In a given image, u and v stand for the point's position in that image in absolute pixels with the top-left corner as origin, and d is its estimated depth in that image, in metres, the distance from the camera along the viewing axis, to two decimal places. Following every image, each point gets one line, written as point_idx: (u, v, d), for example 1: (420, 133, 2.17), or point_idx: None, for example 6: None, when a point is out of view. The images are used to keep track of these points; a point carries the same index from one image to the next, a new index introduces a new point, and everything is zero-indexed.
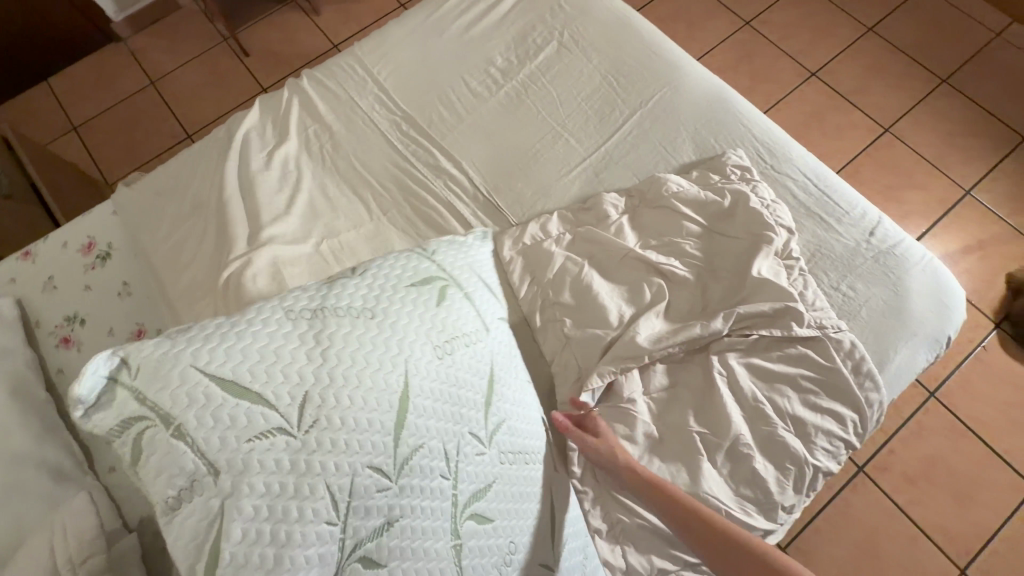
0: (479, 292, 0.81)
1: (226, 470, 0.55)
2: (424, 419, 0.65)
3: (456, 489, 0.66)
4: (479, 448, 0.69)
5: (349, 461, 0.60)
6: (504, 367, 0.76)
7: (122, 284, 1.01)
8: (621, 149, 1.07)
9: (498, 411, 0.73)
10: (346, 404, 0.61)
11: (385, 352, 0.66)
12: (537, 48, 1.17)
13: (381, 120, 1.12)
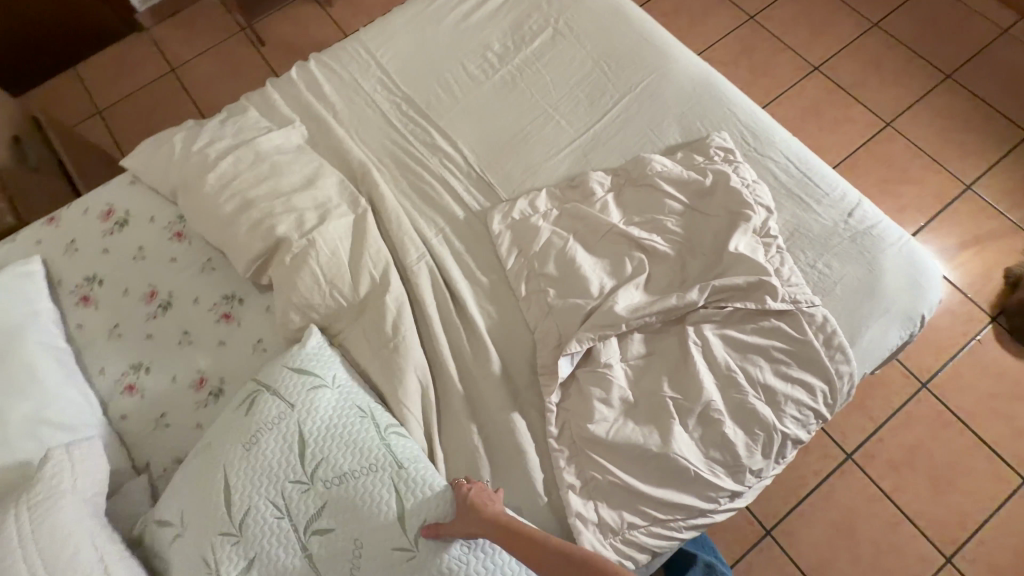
0: (287, 376, 0.85)
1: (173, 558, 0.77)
2: (244, 489, 0.77)
3: (295, 523, 0.75)
4: (302, 488, 0.77)
5: (204, 534, 0.75)
6: (315, 421, 0.80)
7: (138, 249, 1.08)
8: (609, 130, 1.11)
9: (314, 454, 0.78)
10: (199, 501, 0.78)
11: (217, 455, 0.80)
12: (533, 35, 1.21)
13: (382, 102, 1.18)
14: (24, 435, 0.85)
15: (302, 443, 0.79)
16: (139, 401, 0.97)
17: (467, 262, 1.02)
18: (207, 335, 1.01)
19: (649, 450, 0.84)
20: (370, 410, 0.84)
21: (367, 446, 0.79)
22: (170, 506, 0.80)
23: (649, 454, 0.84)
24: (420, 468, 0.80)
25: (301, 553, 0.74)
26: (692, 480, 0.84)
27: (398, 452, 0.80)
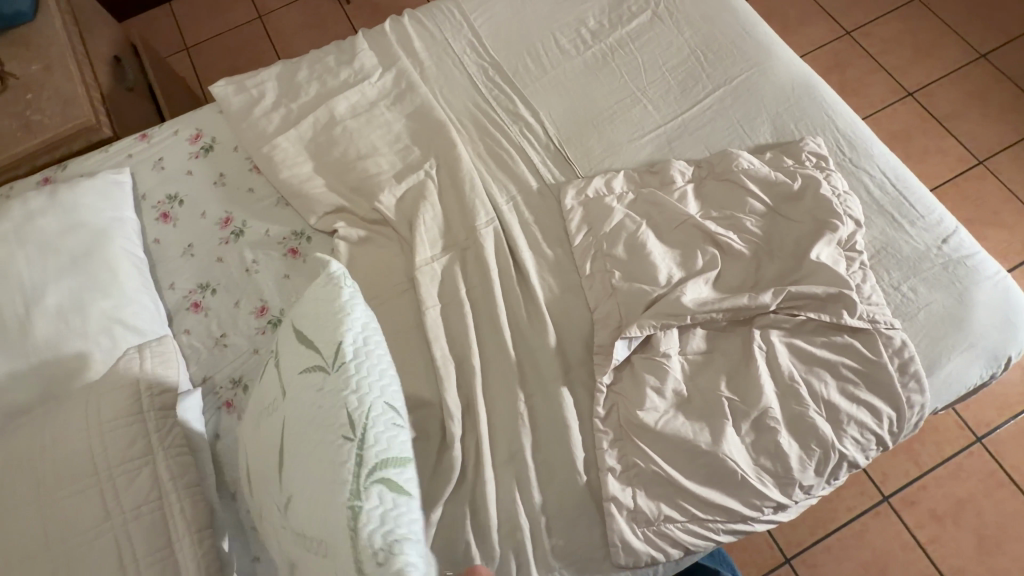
0: (297, 360, 0.70)
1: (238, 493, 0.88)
2: (259, 481, 0.71)
3: (285, 549, 0.66)
4: (284, 518, 0.65)
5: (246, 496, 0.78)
6: (299, 434, 0.65)
7: (218, 176, 1.12)
8: (697, 121, 1.08)
9: (291, 483, 0.64)
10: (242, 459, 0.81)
11: (246, 427, 0.78)
12: (631, 15, 1.19)
13: (470, 64, 1.18)
14: (99, 330, 0.89)
15: (283, 457, 0.67)
16: (203, 319, 1.01)
17: (534, 232, 1.02)
18: (273, 267, 1.04)
19: (697, 448, 0.82)
20: (358, 433, 0.60)
21: (329, 500, 0.58)
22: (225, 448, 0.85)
23: (694, 451, 0.82)
24: (387, 569, 0.55)
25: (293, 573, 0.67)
26: (737, 484, 0.82)
27: (360, 522, 0.56)
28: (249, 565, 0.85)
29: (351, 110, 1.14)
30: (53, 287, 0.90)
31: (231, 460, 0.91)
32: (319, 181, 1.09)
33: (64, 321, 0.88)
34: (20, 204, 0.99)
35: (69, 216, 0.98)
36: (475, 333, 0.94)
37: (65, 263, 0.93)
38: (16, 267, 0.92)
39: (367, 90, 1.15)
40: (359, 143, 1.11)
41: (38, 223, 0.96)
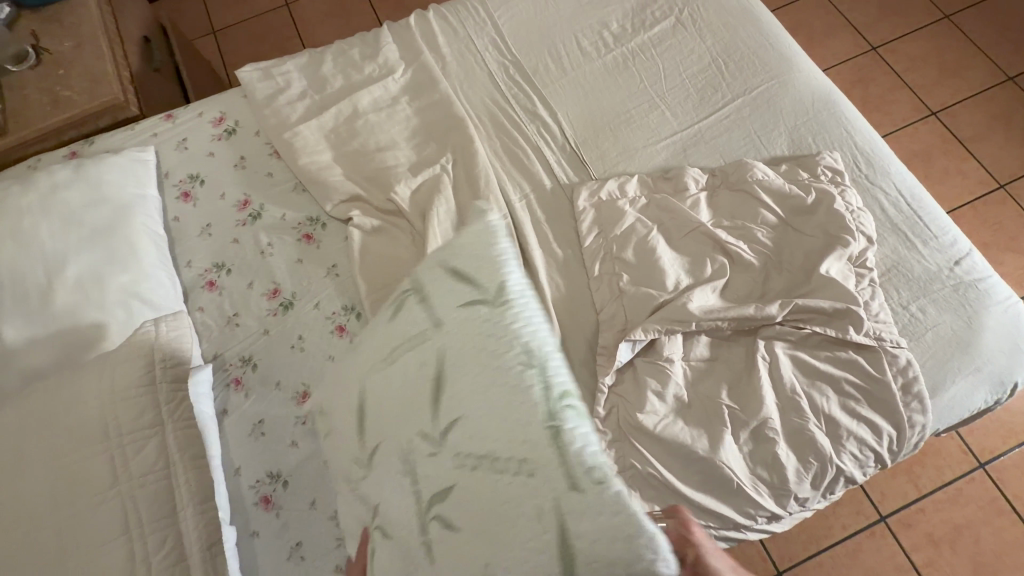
0: (440, 279, 0.57)
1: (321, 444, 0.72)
2: (379, 412, 0.59)
3: (416, 489, 0.54)
4: (433, 448, 0.54)
5: (345, 443, 0.64)
6: (460, 358, 0.54)
7: (239, 159, 1.14)
8: (714, 129, 1.08)
9: (456, 404, 0.53)
10: (341, 401, 0.65)
11: (358, 365, 0.63)
12: (654, 21, 1.19)
13: (491, 62, 1.19)
14: (116, 303, 0.92)
15: (440, 388, 0.54)
16: (217, 298, 1.03)
17: (546, 231, 1.03)
18: (287, 251, 1.06)
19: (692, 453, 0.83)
20: (541, 358, 0.52)
21: (524, 437, 0.49)
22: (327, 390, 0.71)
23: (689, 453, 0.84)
24: (606, 494, 0.46)
25: (416, 536, 0.53)
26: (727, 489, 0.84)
27: (568, 453, 0.48)
28: (247, 541, 0.87)
29: (374, 105, 1.16)
30: (75, 258, 0.93)
31: (237, 437, 0.93)
32: (337, 170, 1.11)
33: (84, 291, 0.91)
34: (47, 176, 1.02)
35: (93, 190, 1.01)
36: None
37: (87, 236, 0.96)
38: (40, 237, 0.94)
39: (390, 86, 1.17)
40: (379, 136, 1.13)
41: (63, 195, 0.99)
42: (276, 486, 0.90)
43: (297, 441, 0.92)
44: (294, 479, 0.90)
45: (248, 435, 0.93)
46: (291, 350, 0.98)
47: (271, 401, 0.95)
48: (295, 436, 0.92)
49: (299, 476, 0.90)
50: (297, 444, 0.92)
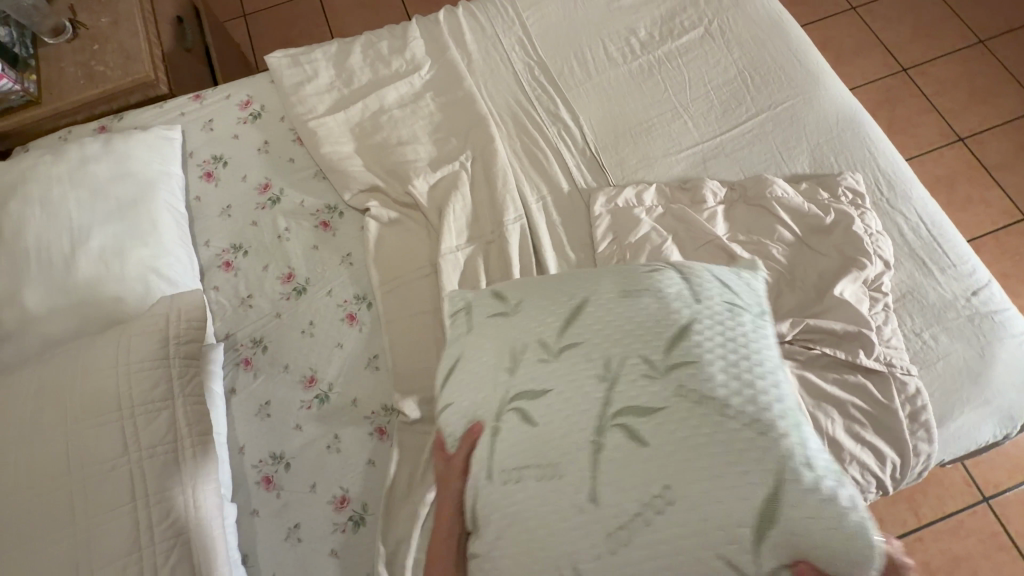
0: (708, 278, 0.65)
1: (478, 335, 0.66)
2: (591, 324, 0.61)
3: (605, 399, 0.56)
4: (651, 372, 0.56)
5: (518, 339, 0.63)
6: (717, 328, 0.59)
7: (263, 143, 1.16)
8: (735, 142, 1.07)
9: (699, 345, 0.57)
10: (541, 304, 0.65)
11: (573, 284, 0.65)
12: (682, 30, 1.19)
13: (517, 61, 1.19)
14: (136, 277, 0.94)
15: (683, 331, 0.58)
16: (233, 278, 1.05)
17: (560, 234, 1.03)
18: (304, 236, 1.07)
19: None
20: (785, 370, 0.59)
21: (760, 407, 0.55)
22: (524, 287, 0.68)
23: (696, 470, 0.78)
24: (833, 499, 0.51)
25: (590, 434, 0.55)
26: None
27: (804, 443, 0.54)
28: (247, 519, 0.89)
29: (399, 101, 1.17)
30: (99, 231, 0.95)
31: (243, 416, 0.95)
32: (358, 160, 1.12)
33: (106, 263, 0.93)
34: (77, 148, 1.04)
35: (120, 164, 1.03)
36: None
37: (112, 209, 0.98)
38: (67, 207, 0.97)
39: (415, 82, 1.18)
40: (402, 131, 1.14)
41: (92, 168, 1.01)
42: (279, 468, 0.91)
43: (301, 424, 0.94)
44: (296, 461, 0.92)
45: (254, 415, 0.95)
46: (302, 334, 0.99)
47: (279, 383, 0.97)
48: (300, 420, 0.94)
49: (301, 459, 0.92)
50: (301, 428, 0.93)
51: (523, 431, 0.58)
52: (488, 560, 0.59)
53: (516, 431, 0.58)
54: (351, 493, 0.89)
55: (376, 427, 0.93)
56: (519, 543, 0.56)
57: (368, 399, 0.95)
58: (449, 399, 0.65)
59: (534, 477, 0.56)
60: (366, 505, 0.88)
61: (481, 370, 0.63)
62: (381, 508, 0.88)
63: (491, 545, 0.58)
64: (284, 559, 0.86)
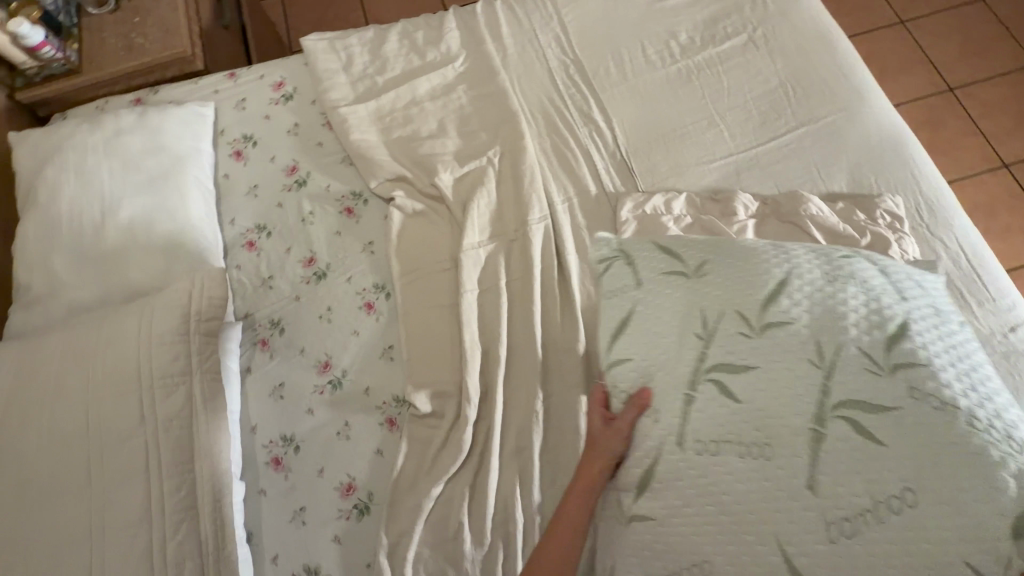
0: (914, 278, 0.74)
1: (655, 293, 0.74)
2: (799, 303, 0.69)
3: (826, 389, 0.64)
4: (883, 369, 0.65)
5: (711, 311, 0.71)
6: (924, 329, 0.68)
7: (293, 125, 1.16)
8: (771, 156, 1.05)
9: (923, 346, 0.66)
10: (728, 275, 0.73)
11: (768, 259, 0.73)
12: (724, 36, 1.15)
13: (552, 58, 1.17)
14: (162, 251, 0.95)
15: (900, 330, 0.67)
16: (255, 258, 1.06)
17: (584, 237, 1.01)
18: (328, 221, 1.08)
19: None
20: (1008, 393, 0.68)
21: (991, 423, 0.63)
22: (699, 249, 0.76)
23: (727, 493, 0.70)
24: None
25: (810, 423, 0.63)
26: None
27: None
28: (255, 497, 0.90)
29: (431, 92, 1.17)
30: (129, 202, 0.97)
31: (256, 395, 0.96)
32: (386, 149, 1.12)
33: (134, 235, 0.94)
34: (113, 119, 1.05)
35: (153, 138, 1.04)
36: (506, 325, 0.96)
37: (143, 182, 0.99)
38: (100, 177, 0.98)
39: (448, 74, 1.18)
40: (432, 123, 1.14)
41: (126, 139, 1.03)
42: (288, 450, 0.92)
43: (313, 408, 0.94)
44: (305, 445, 0.92)
45: (267, 395, 0.96)
46: (319, 319, 1.00)
47: (294, 366, 0.97)
48: (312, 404, 0.94)
49: (310, 443, 0.92)
50: (312, 412, 0.94)
51: (721, 403, 0.66)
52: (664, 523, 0.66)
53: (712, 403, 0.66)
54: (357, 481, 0.89)
55: (386, 417, 0.93)
56: (732, 518, 0.63)
57: (380, 389, 0.95)
58: (626, 355, 0.73)
59: (738, 455, 0.64)
60: (371, 494, 0.89)
61: (664, 332, 0.72)
62: (385, 498, 0.88)
63: (671, 513, 0.66)
64: (287, 539, 0.87)
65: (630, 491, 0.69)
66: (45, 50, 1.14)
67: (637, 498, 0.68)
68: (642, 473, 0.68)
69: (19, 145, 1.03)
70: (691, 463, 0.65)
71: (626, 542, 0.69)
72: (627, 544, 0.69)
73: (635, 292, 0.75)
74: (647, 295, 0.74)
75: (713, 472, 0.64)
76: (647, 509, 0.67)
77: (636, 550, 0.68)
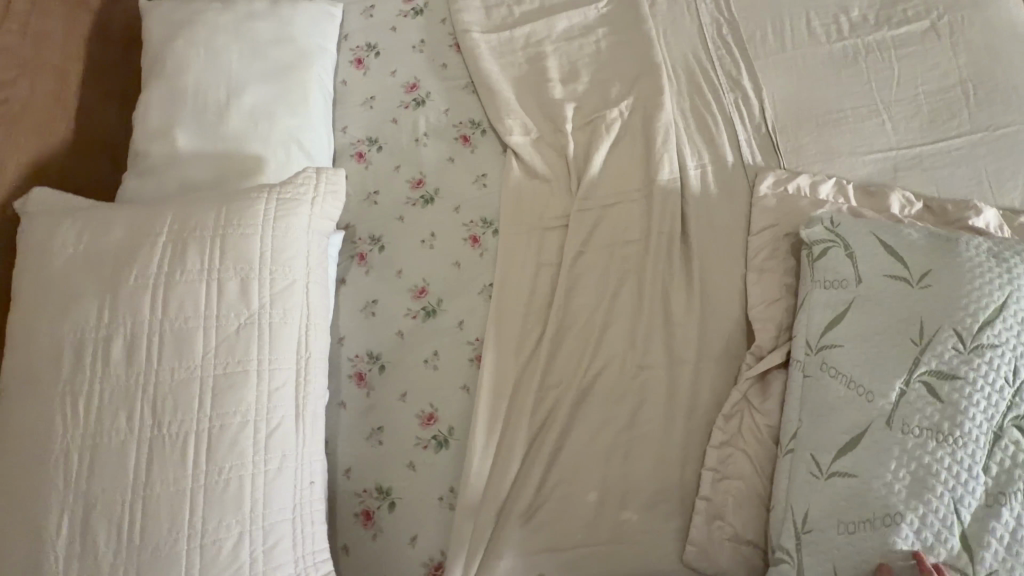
0: None
1: (875, 293, 0.74)
2: (1008, 327, 0.69)
3: (1007, 405, 0.67)
4: None
5: (933, 318, 0.70)
6: None
7: (419, 42, 1.10)
8: (936, 157, 0.94)
9: None
10: (956, 288, 0.71)
11: (988, 277, 0.71)
12: (903, 20, 1.04)
13: (705, 14, 1.08)
14: (280, 143, 0.91)
15: None
16: (363, 170, 1.02)
17: (715, 206, 0.93)
18: (442, 146, 1.02)
19: (853, 476, 0.68)
20: None
21: None
22: (926, 256, 0.74)
23: (857, 478, 0.68)
24: None
25: (990, 425, 0.66)
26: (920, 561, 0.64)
27: None
28: (334, 408, 0.88)
29: (568, 31, 1.09)
30: (254, 89, 0.93)
31: (348, 308, 0.93)
32: (512, 82, 1.06)
33: (256, 122, 0.91)
34: (246, 2, 1.01)
35: (282, 28, 1.00)
36: (617, 285, 0.90)
37: (269, 71, 0.96)
38: (229, 58, 0.95)
39: (590, 15, 1.09)
40: (565, 63, 1.07)
41: (256, 25, 0.99)
42: (373, 367, 0.89)
43: (403, 332, 0.91)
44: (391, 365, 0.89)
45: (359, 310, 0.93)
46: (421, 244, 0.96)
47: (389, 286, 0.94)
48: (402, 327, 0.91)
49: (397, 365, 0.89)
50: (402, 335, 0.91)
51: (929, 402, 0.67)
52: (867, 482, 0.67)
53: (922, 401, 0.68)
54: (439, 412, 0.86)
55: (477, 355, 0.89)
56: (912, 479, 0.66)
57: (474, 326, 0.91)
58: (835, 342, 0.74)
59: (933, 438, 0.66)
60: (452, 429, 0.85)
61: (884, 335, 0.72)
62: (465, 436, 0.85)
63: (874, 476, 0.67)
64: (361, 455, 0.85)
65: (831, 449, 0.70)
66: None
67: (838, 455, 0.69)
68: (852, 436, 0.69)
69: (152, 13, 1.00)
70: (897, 441, 0.67)
71: (815, 495, 0.69)
72: (820, 493, 0.69)
73: (854, 287, 0.75)
74: (867, 292, 0.74)
75: (916, 448, 0.66)
76: (851, 467, 0.68)
77: (826, 504, 0.68)
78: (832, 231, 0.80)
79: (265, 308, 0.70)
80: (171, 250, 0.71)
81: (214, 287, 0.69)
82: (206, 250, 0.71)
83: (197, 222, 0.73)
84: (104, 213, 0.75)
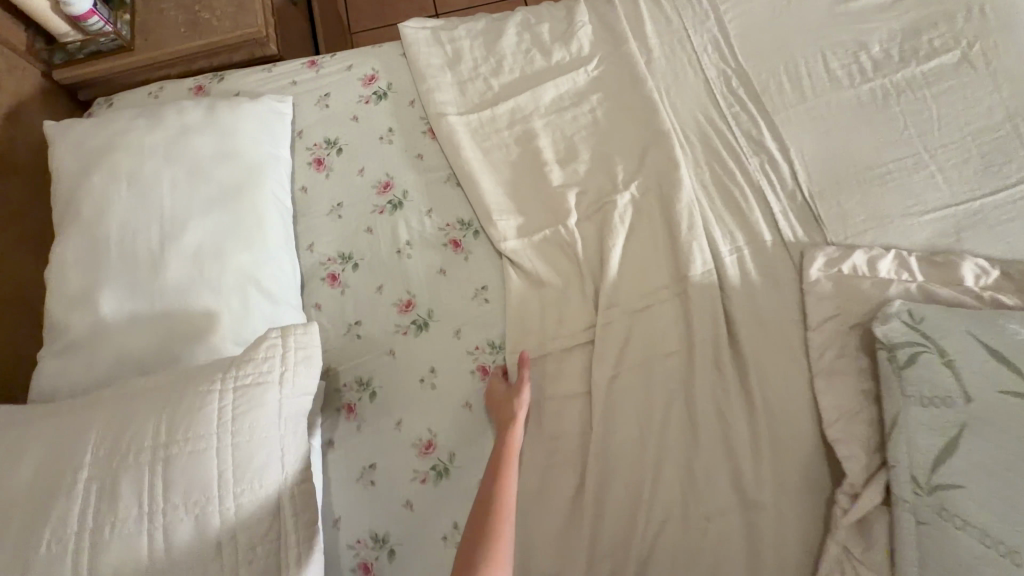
0: None
1: (994, 412, 0.59)
2: None
3: None
4: None
5: None
6: None
7: (388, 130, 0.95)
8: (1000, 210, 0.81)
9: None
10: None
11: None
12: (930, 52, 0.92)
13: (710, 67, 0.95)
14: (234, 288, 0.74)
15: None
16: (338, 296, 0.85)
17: (761, 298, 0.79)
18: (429, 255, 0.86)
19: None
20: None
21: None
22: None
23: None
24: None
25: None
26: None
27: None
28: None
29: (556, 102, 0.95)
30: (195, 224, 0.76)
31: (342, 479, 0.76)
32: (501, 170, 0.91)
33: (201, 266, 0.74)
34: (176, 113, 0.84)
35: (224, 140, 0.83)
36: (661, 412, 0.75)
37: (212, 196, 0.79)
38: (160, 189, 0.78)
39: (579, 79, 0.96)
40: (559, 139, 0.92)
41: (191, 140, 0.82)
42: (381, 554, 0.72)
43: (412, 501, 0.74)
44: (402, 549, 0.72)
45: (355, 480, 0.76)
46: (420, 384, 0.79)
47: (387, 443, 0.77)
48: (410, 496, 0.74)
49: (409, 548, 0.72)
50: (411, 506, 0.74)
51: None
52: None
53: None
54: None
55: None
56: None
57: None
58: (954, 482, 0.59)
59: None
60: None
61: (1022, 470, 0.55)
62: None
63: None
64: None
65: None
66: (93, 21, 0.93)
67: None
68: None
69: (59, 140, 0.82)
70: None
71: None
72: None
73: (962, 406, 0.61)
74: (982, 412, 0.59)
75: None
76: None
77: None
78: (915, 330, 0.67)
79: (230, 551, 0.53)
80: (97, 491, 0.53)
81: (159, 537, 0.52)
82: (145, 485, 0.53)
83: (131, 444, 0.55)
84: (9, 444, 0.57)
